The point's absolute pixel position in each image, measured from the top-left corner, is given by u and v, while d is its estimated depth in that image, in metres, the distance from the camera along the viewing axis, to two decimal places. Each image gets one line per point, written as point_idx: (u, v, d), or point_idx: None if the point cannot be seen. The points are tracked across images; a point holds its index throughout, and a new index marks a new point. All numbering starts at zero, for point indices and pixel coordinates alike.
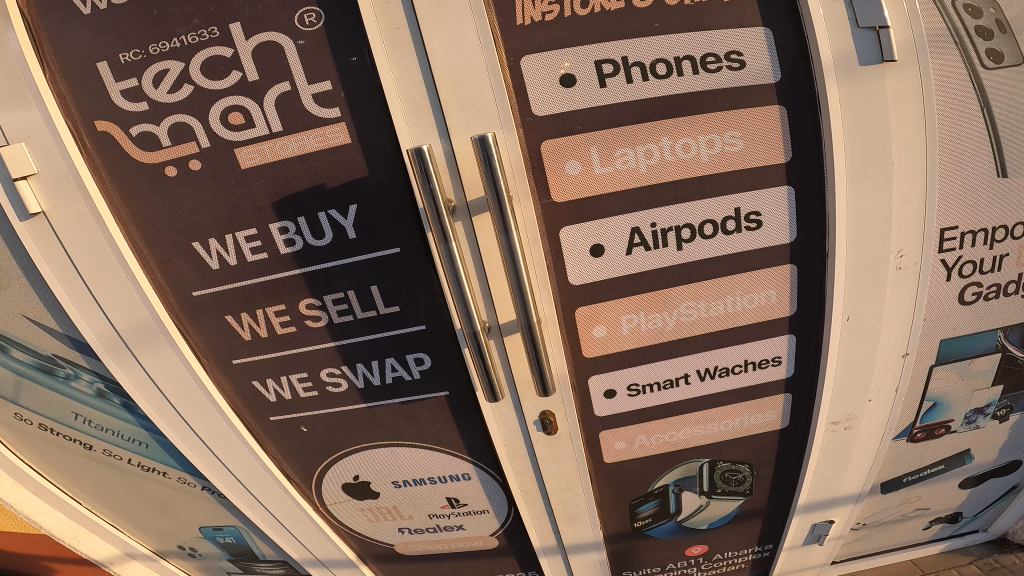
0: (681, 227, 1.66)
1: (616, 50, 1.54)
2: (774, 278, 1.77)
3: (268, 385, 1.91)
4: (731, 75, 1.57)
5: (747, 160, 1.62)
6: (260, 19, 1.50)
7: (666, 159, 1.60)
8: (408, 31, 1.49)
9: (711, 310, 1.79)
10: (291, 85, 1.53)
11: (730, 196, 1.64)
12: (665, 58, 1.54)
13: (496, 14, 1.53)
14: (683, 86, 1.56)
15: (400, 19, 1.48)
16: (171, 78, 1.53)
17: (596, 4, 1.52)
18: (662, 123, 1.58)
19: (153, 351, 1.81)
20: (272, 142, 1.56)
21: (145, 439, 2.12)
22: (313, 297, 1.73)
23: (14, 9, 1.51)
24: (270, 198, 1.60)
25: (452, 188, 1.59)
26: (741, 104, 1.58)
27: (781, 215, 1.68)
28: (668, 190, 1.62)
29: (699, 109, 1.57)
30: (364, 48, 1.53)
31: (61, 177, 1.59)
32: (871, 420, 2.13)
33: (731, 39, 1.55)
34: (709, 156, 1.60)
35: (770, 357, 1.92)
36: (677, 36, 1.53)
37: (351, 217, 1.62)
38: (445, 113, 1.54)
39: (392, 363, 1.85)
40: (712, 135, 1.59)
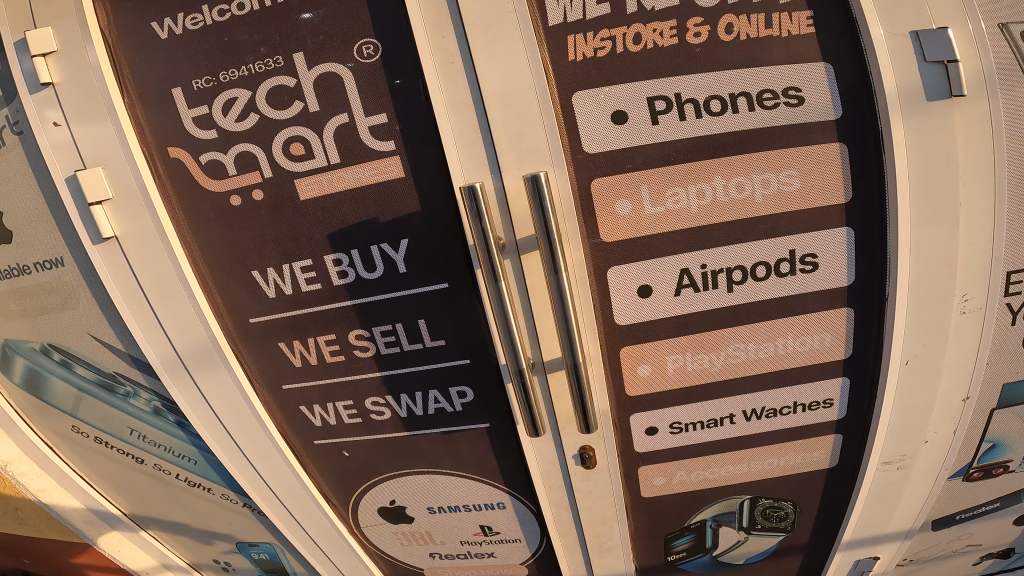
0: (732, 269, 1.63)
1: (669, 87, 1.53)
2: (830, 320, 1.71)
3: (314, 409, 1.94)
4: (790, 111, 1.53)
5: (805, 201, 1.58)
6: (321, 49, 1.55)
7: (719, 200, 1.57)
8: (462, 66, 1.52)
9: (761, 351, 1.74)
10: (348, 117, 1.56)
11: (786, 238, 1.60)
12: (720, 94, 1.52)
13: (548, 51, 1.54)
14: (740, 123, 1.54)
15: (455, 54, 1.51)
16: (238, 106, 1.59)
17: (648, 40, 1.52)
18: (715, 163, 1.55)
19: (209, 373, 1.86)
20: (330, 175, 1.59)
21: (193, 455, 2.17)
22: (362, 329, 1.75)
23: (97, 35, 1.60)
24: (325, 231, 1.64)
25: (502, 224, 1.60)
26: (799, 143, 1.55)
27: (837, 256, 1.64)
28: (721, 229, 1.59)
29: (756, 146, 1.55)
30: (414, 73, 1.55)
31: (131, 203, 1.66)
32: (925, 460, 2.04)
33: (790, 72, 1.52)
34: (764, 196, 1.57)
35: (822, 398, 1.86)
36: (732, 73, 1.52)
37: (402, 251, 1.64)
38: (497, 148, 1.55)
39: (436, 395, 1.86)
40: (769, 174, 1.56)
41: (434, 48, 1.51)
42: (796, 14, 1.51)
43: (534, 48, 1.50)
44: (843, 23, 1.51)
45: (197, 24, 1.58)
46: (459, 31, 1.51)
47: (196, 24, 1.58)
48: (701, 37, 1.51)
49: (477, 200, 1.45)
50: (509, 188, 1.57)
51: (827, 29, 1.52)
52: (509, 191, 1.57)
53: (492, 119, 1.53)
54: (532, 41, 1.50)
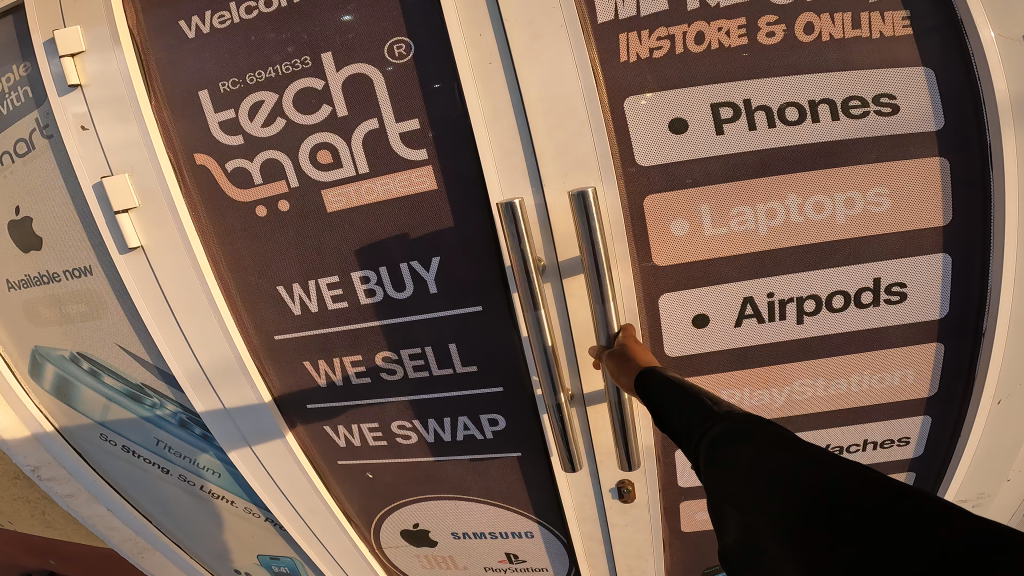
0: (804, 298, 1.45)
1: (736, 93, 1.35)
2: (914, 356, 1.52)
3: (339, 430, 1.86)
4: (879, 120, 1.35)
5: (893, 223, 1.40)
6: (351, 49, 1.43)
7: (792, 220, 1.39)
8: (501, 67, 1.38)
9: (831, 388, 1.56)
10: (379, 122, 1.44)
11: (870, 265, 1.42)
12: (797, 101, 1.34)
13: (596, 50, 1.38)
14: (821, 133, 1.35)
15: (493, 54, 1.37)
16: (265, 110, 1.48)
17: (712, 40, 1.34)
18: (788, 178, 1.37)
19: (234, 389, 1.78)
20: (358, 185, 1.48)
21: (218, 468, 2.10)
22: (390, 350, 1.64)
23: (124, 35, 1.52)
24: (353, 247, 1.53)
25: (543, 244, 1.46)
26: (889, 157, 1.36)
27: (925, 284, 1.45)
28: (792, 253, 1.41)
29: (839, 160, 1.36)
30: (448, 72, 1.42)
31: (158, 212, 1.58)
32: (1004, 500, 1.81)
33: (880, 76, 1.33)
34: (847, 218, 1.39)
35: (897, 437, 1.65)
36: (811, 78, 1.34)
37: (433, 270, 1.52)
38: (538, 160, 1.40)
39: (465, 422, 1.75)
40: (854, 193, 1.37)
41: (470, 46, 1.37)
42: (890, 15, 1.32)
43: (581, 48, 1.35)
44: (942, 22, 1.32)
45: (224, 21, 1.48)
46: (497, 28, 1.37)
47: (223, 22, 1.48)
48: (775, 37, 1.33)
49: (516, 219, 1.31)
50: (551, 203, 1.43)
51: (921, 26, 1.33)
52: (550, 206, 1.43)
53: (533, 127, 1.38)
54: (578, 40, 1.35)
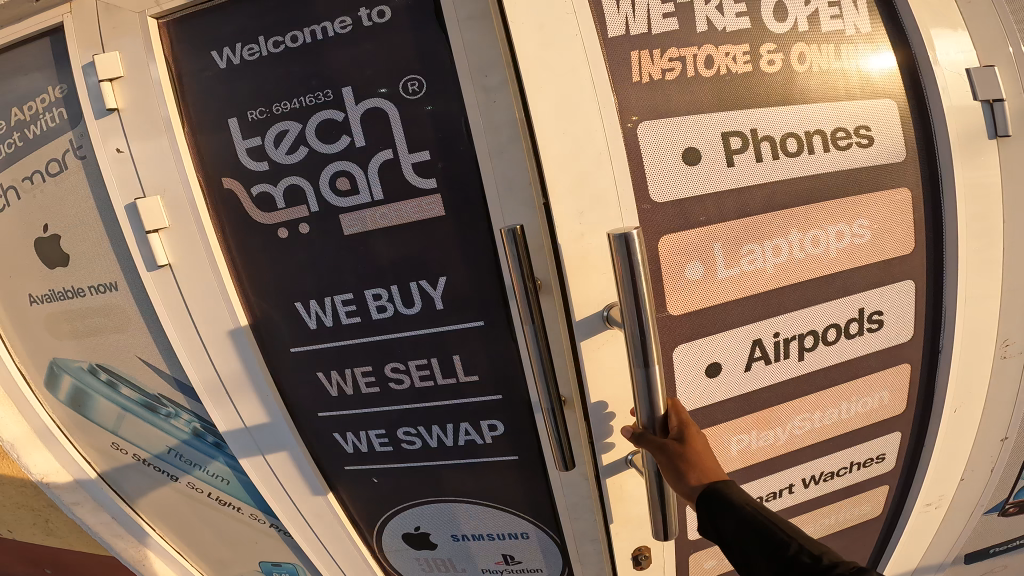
0: (804, 335, 1.70)
1: (743, 123, 1.57)
2: (887, 378, 1.81)
3: (347, 437, 1.99)
4: (861, 149, 1.64)
5: (873, 249, 1.69)
6: (370, 84, 1.59)
7: (795, 256, 1.64)
8: (503, 104, 1.54)
9: (824, 417, 1.80)
10: (393, 152, 1.60)
11: (854, 297, 1.71)
12: (795, 134, 1.59)
13: (609, 70, 1.53)
14: (815, 163, 1.61)
15: (496, 94, 1.54)
16: (289, 138, 1.63)
17: (722, 66, 1.57)
18: (789, 219, 1.62)
19: (251, 399, 1.90)
20: (374, 210, 1.62)
21: (227, 475, 2.20)
22: (399, 361, 1.79)
23: (162, 68, 1.67)
24: (368, 266, 1.67)
25: (540, 265, 1.61)
26: (868, 190, 1.66)
27: (899, 314, 1.76)
28: (792, 289, 1.66)
29: (824, 197, 1.63)
30: (457, 109, 1.58)
31: (185, 231, 1.71)
32: (959, 496, 2.00)
33: (857, 111, 1.63)
34: (838, 249, 1.66)
35: (873, 455, 1.90)
36: (805, 112, 1.60)
37: (440, 288, 1.67)
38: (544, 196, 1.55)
39: (467, 427, 1.90)
40: (843, 228, 1.65)
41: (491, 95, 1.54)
42: (864, 49, 1.64)
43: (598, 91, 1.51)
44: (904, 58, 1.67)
45: (254, 54, 1.64)
46: (500, 70, 1.53)
47: (254, 55, 1.64)
48: (775, 65, 1.59)
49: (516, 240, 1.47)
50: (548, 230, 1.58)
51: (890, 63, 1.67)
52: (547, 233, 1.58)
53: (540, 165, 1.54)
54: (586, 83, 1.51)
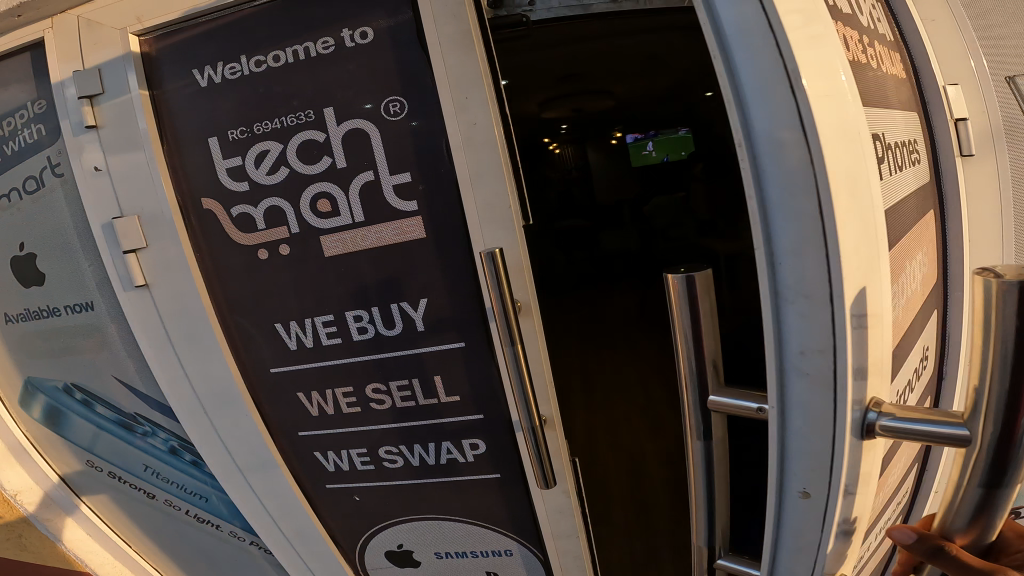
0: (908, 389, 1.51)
1: (884, 126, 1.39)
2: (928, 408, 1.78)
3: (328, 455, 1.98)
4: (918, 166, 1.66)
5: (931, 276, 1.68)
6: (351, 104, 1.59)
7: (912, 292, 1.47)
8: (484, 125, 1.55)
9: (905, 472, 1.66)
10: (374, 174, 1.58)
11: (924, 333, 1.66)
12: (899, 144, 1.51)
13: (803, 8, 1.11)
14: (908, 179, 1.55)
15: (477, 115, 1.55)
16: (270, 158, 1.62)
17: (862, 52, 1.36)
18: (906, 251, 1.47)
19: (230, 421, 1.89)
20: (355, 232, 1.62)
21: (205, 492, 2.18)
22: (380, 382, 1.79)
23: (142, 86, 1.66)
24: (349, 288, 1.67)
25: (522, 289, 1.60)
26: (923, 216, 1.66)
27: (934, 348, 1.79)
28: (906, 333, 1.46)
29: (914, 224, 1.55)
30: (439, 132, 1.57)
31: (163, 251, 1.70)
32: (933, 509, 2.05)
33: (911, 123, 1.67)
34: (923, 282, 1.58)
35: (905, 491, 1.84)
36: (899, 119, 1.54)
37: (421, 310, 1.67)
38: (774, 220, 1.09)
39: (449, 446, 1.90)
40: (921, 257, 1.58)
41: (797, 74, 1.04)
42: (895, 56, 1.70)
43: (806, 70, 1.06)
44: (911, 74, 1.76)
45: (235, 73, 1.63)
46: (482, 92, 1.55)
47: (235, 74, 1.63)
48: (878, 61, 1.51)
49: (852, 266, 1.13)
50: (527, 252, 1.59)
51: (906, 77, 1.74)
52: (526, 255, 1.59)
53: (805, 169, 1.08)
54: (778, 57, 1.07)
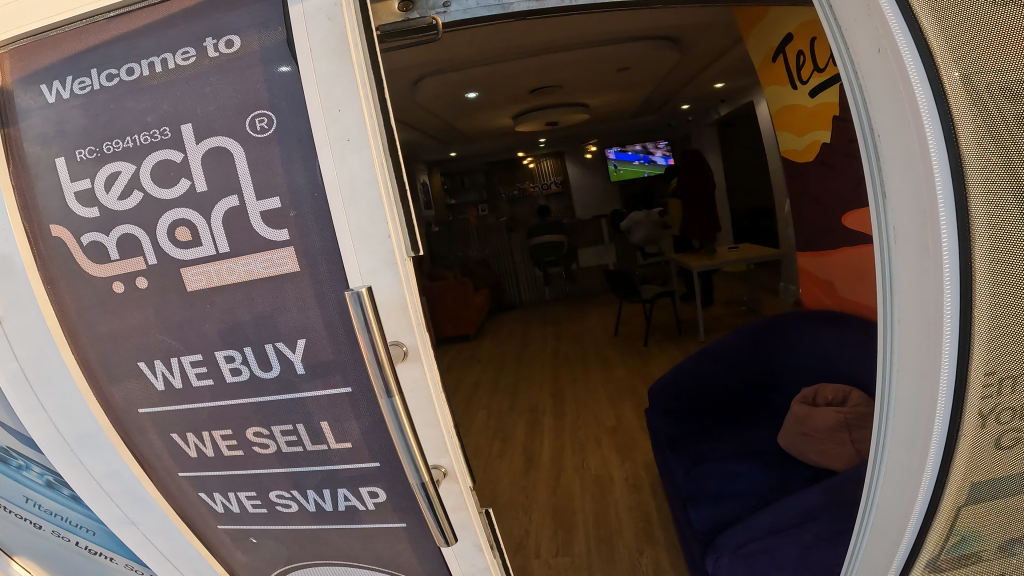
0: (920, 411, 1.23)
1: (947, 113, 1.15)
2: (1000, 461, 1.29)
3: (215, 497, 1.81)
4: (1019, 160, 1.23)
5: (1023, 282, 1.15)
6: (212, 121, 1.39)
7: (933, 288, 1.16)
8: (358, 142, 1.35)
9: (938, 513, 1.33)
10: (239, 199, 1.38)
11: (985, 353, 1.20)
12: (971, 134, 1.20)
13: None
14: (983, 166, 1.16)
15: (351, 129, 1.35)
16: (121, 181, 1.44)
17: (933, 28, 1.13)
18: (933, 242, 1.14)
19: (99, 458, 1.73)
20: (219, 265, 1.43)
21: (91, 525, 2.01)
22: (261, 426, 1.62)
23: None
24: (217, 326, 1.49)
25: (402, 330, 1.43)
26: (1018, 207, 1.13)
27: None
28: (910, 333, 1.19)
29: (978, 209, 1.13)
30: (311, 152, 1.37)
31: (11, 281, 1.54)
32: None
33: None
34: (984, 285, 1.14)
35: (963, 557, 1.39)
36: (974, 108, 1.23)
37: (299, 351, 1.48)
38: (899, 309, 1.20)
39: (345, 493, 1.72)
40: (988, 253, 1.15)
41: (940, 180, 1.09)
42: None
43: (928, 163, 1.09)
44: None
45: (85, 88, 1.46)
46: (358, 104, 1.35)
47: (85, 89, 1.46)
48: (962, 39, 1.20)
49: (1004, 372, 1.20)
50: (409, 290, 1.41)
51: None
52: (409, 294, 1.41)
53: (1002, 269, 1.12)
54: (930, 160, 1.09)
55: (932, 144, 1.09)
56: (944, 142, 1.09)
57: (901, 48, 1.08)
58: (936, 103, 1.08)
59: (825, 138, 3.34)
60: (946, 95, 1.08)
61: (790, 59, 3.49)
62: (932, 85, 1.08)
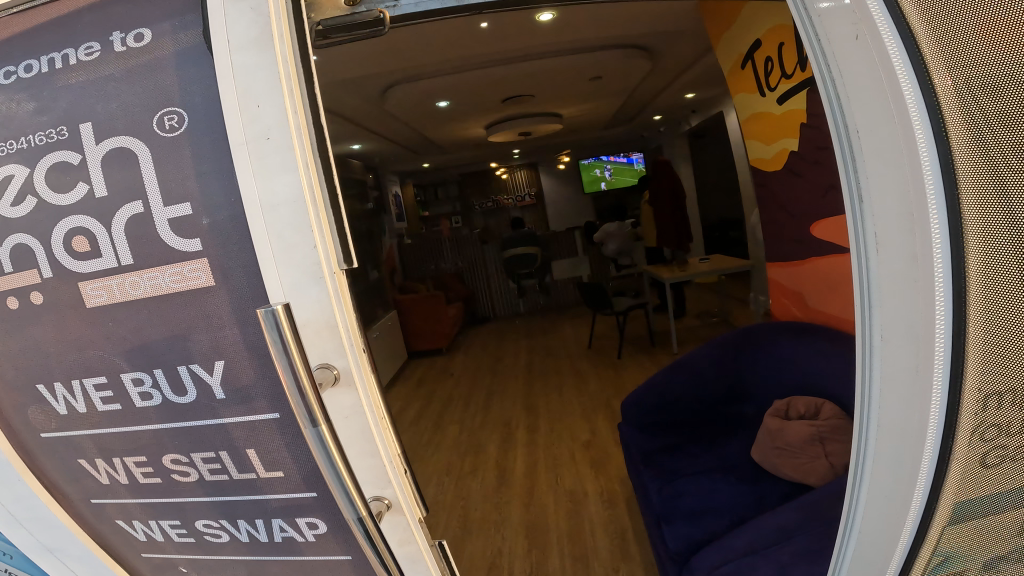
0: (900, 447, 1.03)
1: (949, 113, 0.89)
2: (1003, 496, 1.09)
3: (136, 525, 1.61)
4: None
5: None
6: (114, 119, 1.23)
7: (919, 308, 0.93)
8: (280, 142, 1.17)
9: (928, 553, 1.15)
10: (143, 205, 1.21)
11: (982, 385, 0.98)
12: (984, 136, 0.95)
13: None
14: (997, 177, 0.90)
15: (272, 127, 1.17)
16: (14, 186, 1.27)
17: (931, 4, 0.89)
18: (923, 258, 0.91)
19: (4, 484, 1.57)
20: (122, 279, 1.25)
21: (8, 550, 1.80)
22: (180, 454, 1.44)
23: None
24: (125, 346, 1.31)
25: (331, 351, 1.25)
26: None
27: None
28: (894, 359, 0.97)
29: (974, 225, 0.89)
30: (224, 148, 1.19)
31: None
32: None
33: None
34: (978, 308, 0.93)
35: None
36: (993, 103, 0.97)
37: (217, 374, 1.31)
38: (877, 338, 0.97)
39: (280, 523, 1.53)
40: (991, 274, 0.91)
41: (931, 190, 0.88)
42: None
43: (907, 168, 0.88)
44: None
45: None
46: (282, 99, 1.17)
47: None
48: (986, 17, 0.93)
49: (1001, 405, 1.00)
50: (339, 307, 1.23)
51: None
52: (339, 312, 1.23)
53: (1003, 292, 0.91)
54: (912, 161, 0.88)
55: (922, 147, 0.88)
56: (935, 145, 0.88)
57: (883, 36, 0.88)
58: (924, 100, 0.87)
59: (793, 146, 3.32)
60: (935, 90, 0.87)
61: (758, 66, 3.48)
62: (917, 77, 0.88)
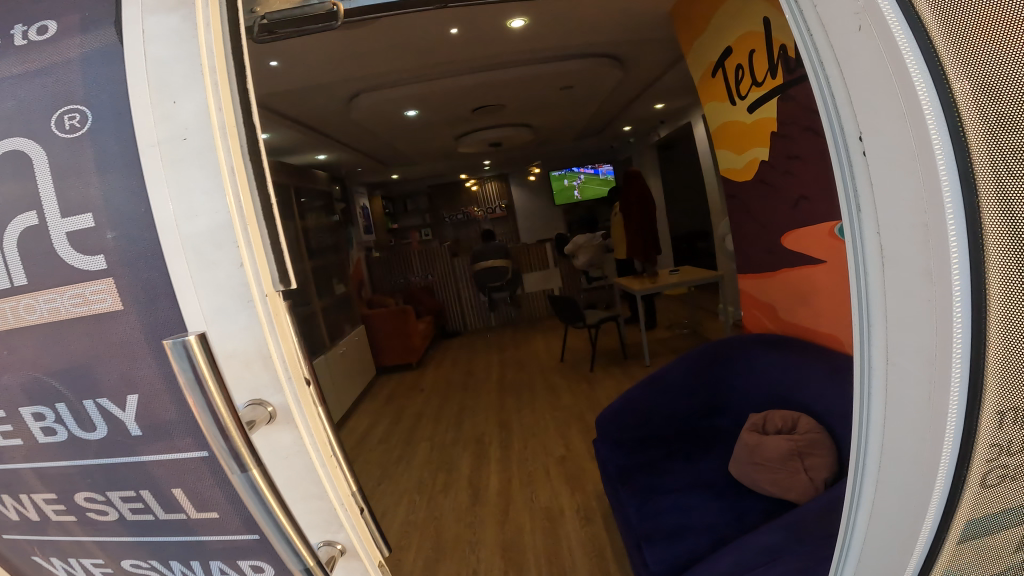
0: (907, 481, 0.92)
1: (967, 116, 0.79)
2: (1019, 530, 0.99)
3: (54, 562, 1.42)
4: None
5: None
6: (8, 120, 1.04)
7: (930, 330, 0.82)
8: (198, 144, 0.95)
9: None
10: (39, 217, 1.03)
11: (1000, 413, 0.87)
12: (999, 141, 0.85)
13: None
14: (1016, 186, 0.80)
15: (190, 126, 0.95)
16: None
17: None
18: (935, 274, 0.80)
19: None
20: (17, 301, 1.06)
21: None
22: (94, 492, 1.23)
23: None
24: (23, 378, 1.12)
25: (264, 384, 1.01)
26: None
27: None
28: (900, 382, 0.86)
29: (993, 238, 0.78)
30: (132, 148, 0.97)
31: None
32: None
33: None
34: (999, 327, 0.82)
35: None
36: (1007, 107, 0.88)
37: (130, 409, 1.09)
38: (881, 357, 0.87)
39: (221, 566, 1.30)
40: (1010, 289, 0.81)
41: (947, 193, 0.76)
42: None
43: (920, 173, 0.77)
44: None
45: None
46: (202, 94, 0.96)
47: None
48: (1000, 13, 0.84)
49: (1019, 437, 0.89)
50: (273, 335, 1.00)
51: None
52: (274, 342, 0.99)
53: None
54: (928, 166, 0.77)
55: (935, 147, 0.76)
56: (954, 149, 0.76)
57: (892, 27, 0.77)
58: (940, 99, 0.76)
59: (764, 155, 3.31)
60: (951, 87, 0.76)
61: (728, 74, 3.48)
62: (932, 72, 0.77)
